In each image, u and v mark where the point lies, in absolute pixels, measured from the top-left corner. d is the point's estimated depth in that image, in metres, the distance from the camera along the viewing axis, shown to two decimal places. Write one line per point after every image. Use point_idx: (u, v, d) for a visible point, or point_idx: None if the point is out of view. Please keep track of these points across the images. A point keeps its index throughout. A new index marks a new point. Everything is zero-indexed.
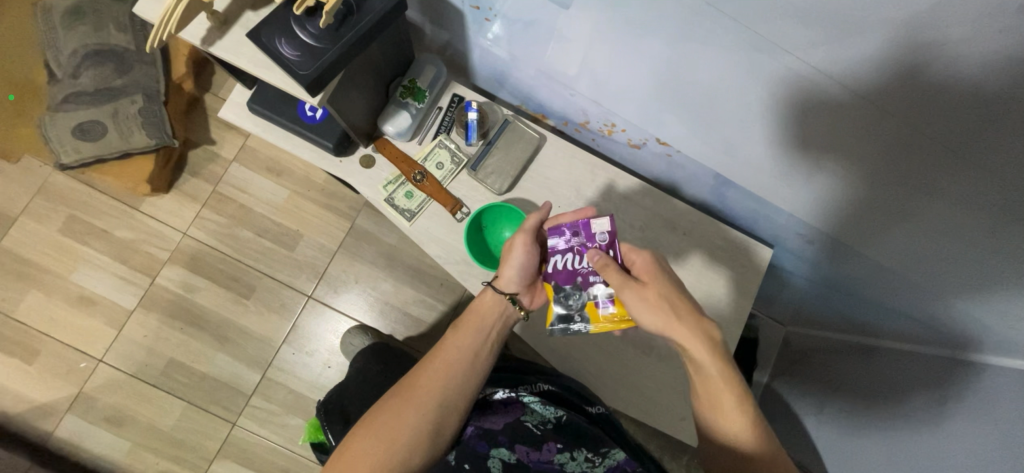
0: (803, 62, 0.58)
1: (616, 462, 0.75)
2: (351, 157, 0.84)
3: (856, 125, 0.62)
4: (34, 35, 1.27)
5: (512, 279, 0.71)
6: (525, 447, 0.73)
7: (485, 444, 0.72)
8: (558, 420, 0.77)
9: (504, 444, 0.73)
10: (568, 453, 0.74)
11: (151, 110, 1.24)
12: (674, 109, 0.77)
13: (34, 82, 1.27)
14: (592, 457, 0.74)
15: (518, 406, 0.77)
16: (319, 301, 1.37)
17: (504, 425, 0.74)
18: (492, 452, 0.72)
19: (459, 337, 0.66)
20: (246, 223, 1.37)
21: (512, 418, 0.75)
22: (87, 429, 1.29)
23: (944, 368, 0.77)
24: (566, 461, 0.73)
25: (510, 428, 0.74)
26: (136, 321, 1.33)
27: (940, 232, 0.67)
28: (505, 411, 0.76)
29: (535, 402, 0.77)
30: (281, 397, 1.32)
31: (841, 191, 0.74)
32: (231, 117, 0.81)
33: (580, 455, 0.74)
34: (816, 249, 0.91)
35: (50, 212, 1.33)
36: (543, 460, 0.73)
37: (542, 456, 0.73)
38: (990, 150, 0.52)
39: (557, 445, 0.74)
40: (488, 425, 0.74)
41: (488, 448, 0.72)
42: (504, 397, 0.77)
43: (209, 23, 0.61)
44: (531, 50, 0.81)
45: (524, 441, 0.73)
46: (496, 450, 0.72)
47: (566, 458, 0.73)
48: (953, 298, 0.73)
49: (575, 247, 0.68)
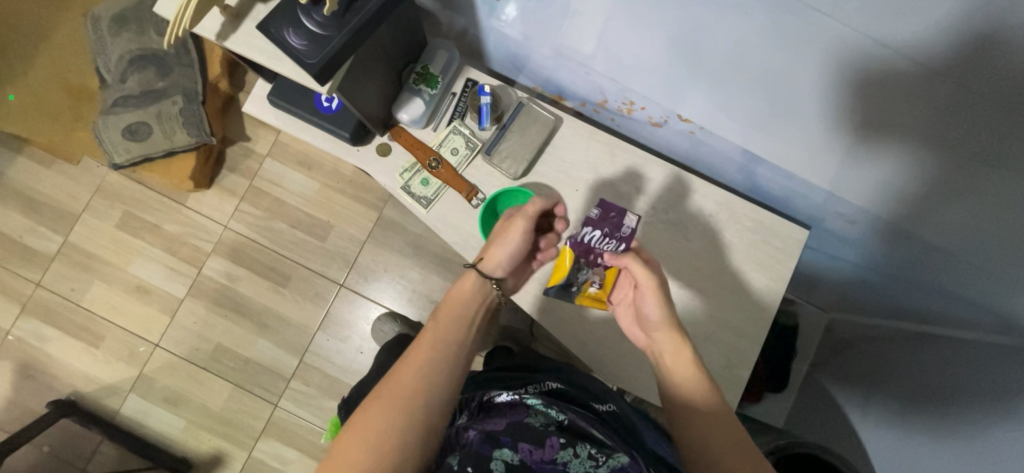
0: (839, 21, 0.55)
1: (622, 464, 0.59)
2: (369, 146, 0.85)
3: (902, 86, 0.58)
4: (85, 43, 1.37)
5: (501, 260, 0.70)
6: (528, 446, 0.59)
7: (488, 446, 0.58)
8: (563, 420, 0.65)
9: (506, 445, 0.59)
10: (571, 449, 0.60)
11: (191, 110, 1.31)
12: (697, 83, 0.73)
13: (87, 87, 1.37)
14: (597, 454, 0.59)
15: (521, 407, 0.67)
16: (350, 289, 1.41)
17: (506, 425, 0.62)
18: (494, 453, 0.57)
19: (419, 342, 0.62)
20: (282, 216, 1.43)
21: (516, 418, 0.64)
22: (148, 407, 1.40)
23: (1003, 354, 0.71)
24: (571, 460, 0.59)
25: (512, 427, 0.61)
26: (186, 308, 1.43)
27: (997, 205, 0.63)
28: (508, 412, 0.65)
29: (538, 403, 0.67)
30: (318, 380, 1.39)
31: (894, 166, 0.69)
32: (255, 112, 0.85)
33: (585, 452, 0.60)
34: (860, 228, 0.85)
35: (108, 208, 1.44)
36: (545, 459, 0.58)
37: (545, 456, 0.59)
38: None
39: (560, 440, 0.60)
40: (489, 427, 0.62)
41: (491, 450, 0.58)
42: (508, 399, 0.68)
43: (222, 17, 0.64)
44: (544, 29, 0.79)
45: (525, 438, 0.60)
46: (498, 452, 0.58)
47: (570, 456, 0.59)
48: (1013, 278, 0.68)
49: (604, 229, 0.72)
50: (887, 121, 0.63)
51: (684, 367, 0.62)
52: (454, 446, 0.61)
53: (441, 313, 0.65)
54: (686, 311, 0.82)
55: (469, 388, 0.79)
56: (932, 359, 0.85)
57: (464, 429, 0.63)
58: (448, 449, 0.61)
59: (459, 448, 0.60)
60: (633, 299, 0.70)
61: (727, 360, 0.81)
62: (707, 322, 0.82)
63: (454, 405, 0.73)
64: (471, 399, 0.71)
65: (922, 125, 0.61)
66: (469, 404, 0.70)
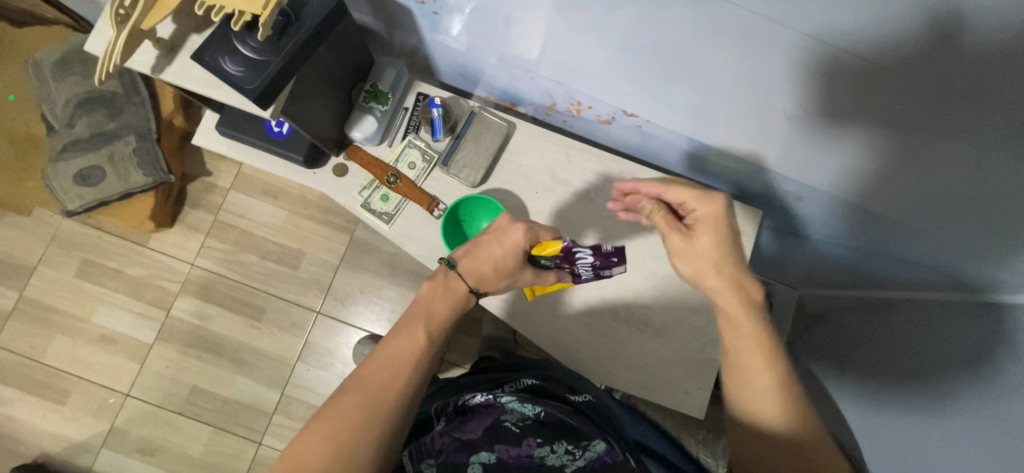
0: (745, 9, 0.56)
1: (598, 453, 0.60)
2: (325, 167, 0.85)
3: (819, 68, 0.61)
4: (28, 91, 1.33)
5: (491, 284, 0.68)
6: (504, 446, 0.60)
7: (463, 453, 0.59)
8: (538, 416, 0.66)
9: (483, 448, 0.60)
10: (548, 446, 0.61)
11: (145, 149, 1.28)
12: (633, 79, 0.76)
13: (33, 135, 1.33)
14: (573, 449, 0.60)
15: (496, 407, 0.68)
16: (327, 316, 1.39)
17: (482, 431, 0.63)
18: (470, 458, 0.59)
19: (400, 345, 0.62)
20: (250, 248, 1.40)
21: (491, 420, 0.65)
22: (123, 461, 1.34)
23: (969, 312, 0.73)
24: (548, 455, 0.60)
25: (488, 431, 0.63)
26: (156, 353, 1.38)
27: (935, 179, 0.67)
28: (483, 414, 0.67)
29: (512, 401, 0.69)
30: (301, 413, 1.35)
31: (838, 146, 0.72)
32: (206, 143, 0.84)
33: (562, 448, 0.61)
34: (809, 203, 0.89)
35: (65, 258, 1.39)
36: (523, 456, 0.59)
37: (522, 452, 0.60)
38: (1009, 91, 0.52)
39: (537, 439, 0.61)
40: (465, 434, 0.63)
41: (467, 456, 0.59)
42: (483, 400, 0.69)
43: (156, 50, 0.64)
44: (485, 40, 0.81)
45: (501, 439, 0.61)
46: (475, 456, 0.59)
47: (548, 451, 0.60)
48: (961, 242, 0.71)
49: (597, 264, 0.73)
50: (820, 106, 0.66)
51: (769, 371, 0.63)
52: (430, 454, 0.61)
53: (426, 329, 0.64)
54: (653, 299, 0.84)
55: (445, 395, 0.79)
56: (894, 324, 0.89)
57: (440, 436, 0.64)
58: (424, 456, 0.61)
59: (435, 456, 0.60)
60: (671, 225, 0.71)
61: (698, 344, 0.83)
62: (676, 308, 0.84)
63: (431, 413, 0.74)
64: (448, 405, 0.72)
65: (862, 110, 0.64)
66: (445, 410, 0.72)
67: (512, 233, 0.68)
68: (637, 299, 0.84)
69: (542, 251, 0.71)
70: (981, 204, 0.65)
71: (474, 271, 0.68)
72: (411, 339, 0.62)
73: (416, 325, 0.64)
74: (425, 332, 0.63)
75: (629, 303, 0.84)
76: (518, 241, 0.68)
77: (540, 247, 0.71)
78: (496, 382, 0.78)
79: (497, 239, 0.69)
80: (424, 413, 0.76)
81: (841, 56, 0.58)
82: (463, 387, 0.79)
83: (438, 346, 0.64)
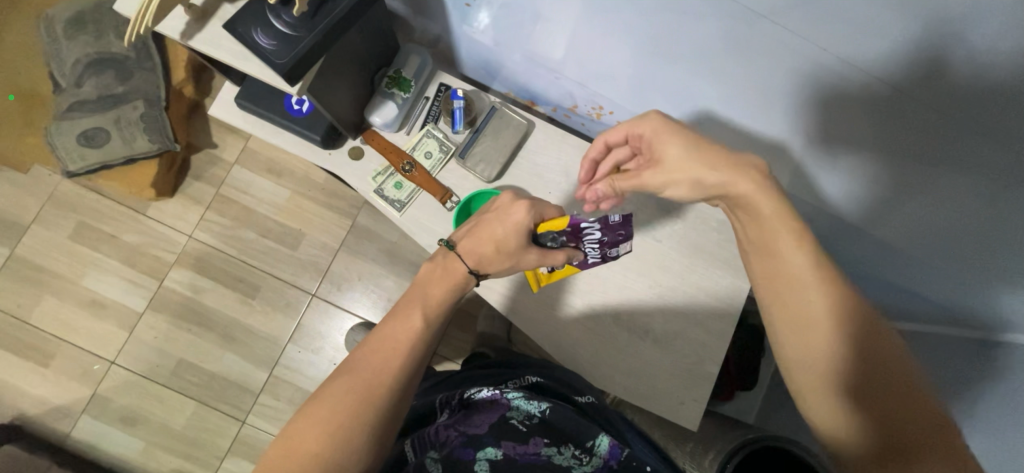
0: (779, 26, 0.56)
1: (603, 458, 0.63)
2: (341, 150, 0.85)
3: (845, 89, 0.61)
4: (39, 47, 1.32)
5: (486, 263, 0.67)
6: (511, 442, 0.61)
7: (470, 450, 0.60)
8: (544, 414, 0.66)
9: (489, 444, 0.61)
10: (555, 447, 0.62)
11: (152, 115, 1.26)
12: (658, 87, 0.76)
13: (40, 92, 1.32)
14: (580, 454, 0.62)
15: (502, 403, 0.68)
16: (322, 299, 1.38)
17: (488, 427, 0.64)
18: (478, 455, 0.60)
19: (397, 326, 0.62)
20: (250, 224, 1.39)
21: (497, 416, 0.66)
22: (102, 429, 1.32)
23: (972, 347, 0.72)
24: (555, 454, 0.61)
25: (494, 427, 0.63)
26: (146, 322, 1.36)
27: (948, 208, 0.67)
28: (489, 410, 0.67)
29: (518, 397, 0.69)
30: (288, 395, 1.34)
31: (850, 172, 0.73)
32: (222, 114, 0.83)
33: (568, 451, 0.62)
34: (819, 228, 0.90)
35: (61, 219, 1.37)
36: (529, 452, 0.61)
37: (529, 449, 0.61)
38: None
39: (543, 439, 0.63)
40: (471, 429, 0.63)
41: (474, 453, 0.60)
42: (489, 395, 0.69)
43: (187, 16, 0.63)
44: (514, 35, 0.81)
45: (508, 436, 0.62)
46: (482, 452, 0.60)
47: (554, 451, 0.62)
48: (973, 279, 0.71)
49: (604, 237, 0.68)
50: (839, 128, 0.67)
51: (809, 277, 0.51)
52: (434, 445, 0.62)
53: (425, 311, 0.63)
54: (655, 309, 0.85)
55: (451, 385, 0.80)
56: None
57: (446, 428, 0.64)
58: (428, 448, 0.62)
59: (440, 449, 0.61)
60: (519, 258, 0.67)
61: (697, 357, 0.84)
62: (677, 320, 0.85)
63: (435, 405, 0.74)
64: (451, 397, 0.72)
65: (881, 137, 0.65)
66: (449, 402, 0.71)
67: (515, 210, 0.67)
68: (639, 307, 0.84)
69: (549, 226, 0.68)
70: (989, 238, 0.65)
71: (475, 252, 0.67)
72: (408, 324, 0.62)
73: (414, 308, 0.64)
74: (423, 317, 0.63)
75: (633, 311, 0.85)
76: (523, 216, 0.66)
77: (546, 222, 0.68)
78: (501, 376, 0.78)
79: (498, 219, 0.67)
80: (426, 404, 0.76)
81: (869, 84, 0.58)
82: (468, 380, 0.79)
83: (437, 333, 0.64)
